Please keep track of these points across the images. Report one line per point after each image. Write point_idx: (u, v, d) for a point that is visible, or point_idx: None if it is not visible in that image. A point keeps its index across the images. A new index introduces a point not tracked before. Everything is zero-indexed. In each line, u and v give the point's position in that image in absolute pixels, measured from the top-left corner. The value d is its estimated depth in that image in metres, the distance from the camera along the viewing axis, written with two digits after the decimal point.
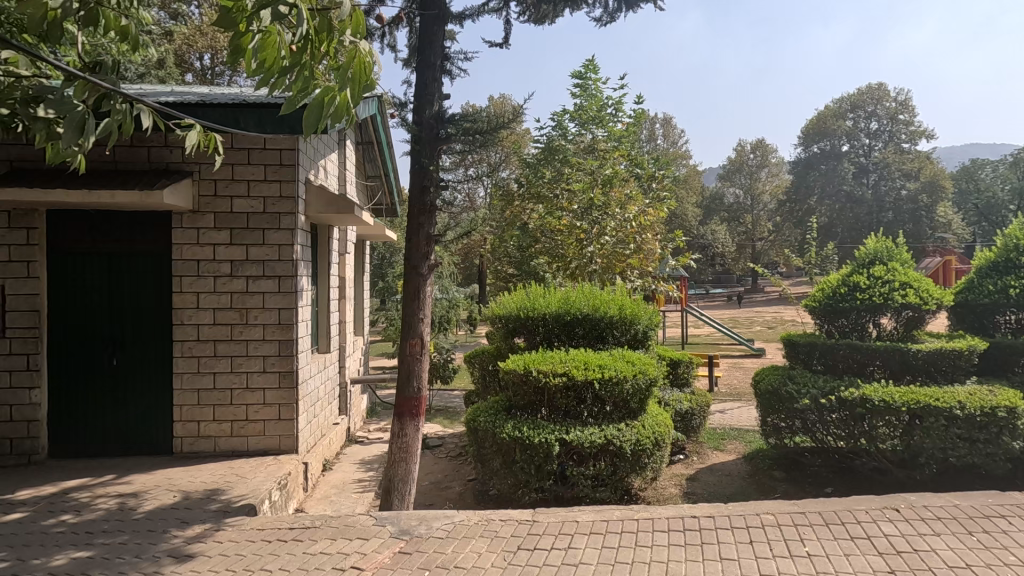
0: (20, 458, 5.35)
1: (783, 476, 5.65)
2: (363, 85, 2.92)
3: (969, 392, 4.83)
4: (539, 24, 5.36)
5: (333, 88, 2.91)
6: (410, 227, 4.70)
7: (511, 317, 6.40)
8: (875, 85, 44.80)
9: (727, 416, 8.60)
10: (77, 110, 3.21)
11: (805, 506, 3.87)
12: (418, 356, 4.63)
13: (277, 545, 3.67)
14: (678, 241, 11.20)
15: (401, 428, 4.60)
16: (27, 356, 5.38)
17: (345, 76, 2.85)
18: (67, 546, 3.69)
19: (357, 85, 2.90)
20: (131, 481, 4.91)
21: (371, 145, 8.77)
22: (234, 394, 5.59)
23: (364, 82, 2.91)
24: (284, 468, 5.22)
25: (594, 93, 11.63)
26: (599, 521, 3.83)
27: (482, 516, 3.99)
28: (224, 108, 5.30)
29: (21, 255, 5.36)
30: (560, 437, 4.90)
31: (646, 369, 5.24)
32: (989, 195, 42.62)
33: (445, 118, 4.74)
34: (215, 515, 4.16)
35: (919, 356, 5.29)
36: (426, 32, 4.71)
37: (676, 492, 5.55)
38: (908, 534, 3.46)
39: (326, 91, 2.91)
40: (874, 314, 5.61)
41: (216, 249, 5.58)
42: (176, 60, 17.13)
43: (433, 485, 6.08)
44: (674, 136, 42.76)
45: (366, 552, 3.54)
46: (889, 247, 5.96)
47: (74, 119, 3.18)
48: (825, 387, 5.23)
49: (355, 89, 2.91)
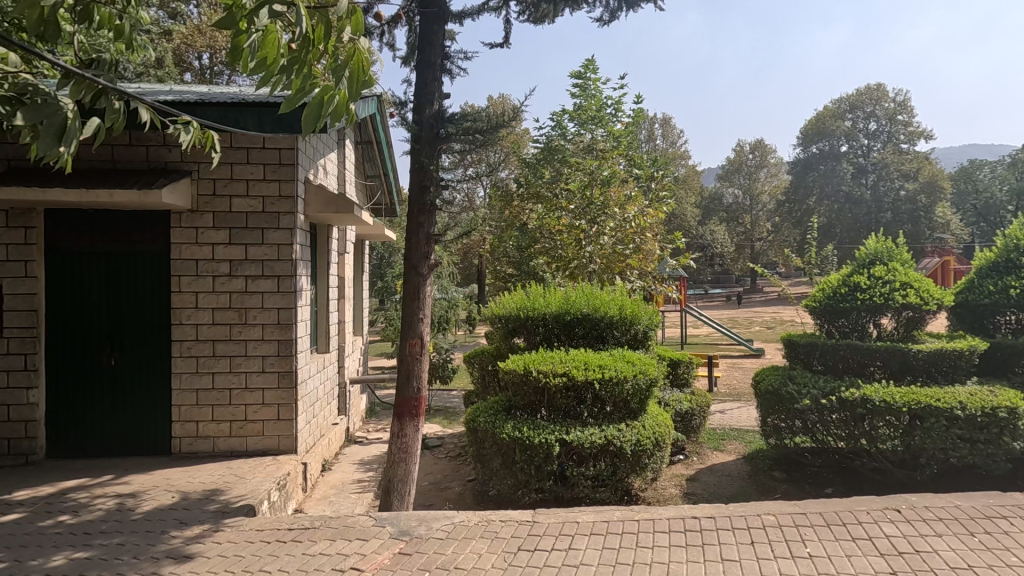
0: (18, 458, 5.33)
1: (783, 476, 5.64)
2: (362, 82, 2.88)
3: (970, 392, 4.83)
4: (539, 23, 5.34)
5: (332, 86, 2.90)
6: (410, 227, 4.68)
7: (511, 317, 6.39)
8: (874, 85, 44.86)
9: (727, 416, 8.60)
10: (57, 116, 3.15)
11: (806, 506, 3.86)
12: (418, 356, 4.61)
13: (276, 546, 3.65)
14: (678, 240, 11.19)
15: (401, 428, 4.58)
16: (25, 356, 5.36)
17: (342, 71, 2.83)
18: (66, 546, 3.68)
19: (357, 80, 2.86)
20: (130, 481, 4.89)
21: (371, 145, 8.76)
22: (233, 394, 5.57)
23: (363, 77, 2.88)
24: (284, 468, 5.21)
25: (594, 93, 11.62)
26: (599, 522, 3.81)
27: (482, 517, 3.97)
28: (223, 107, 5.28)
29: (19, 255, 5.34)
30: (560, 438, 4.89)
31: (646, 369, 5.23)
32: (988, 195, 42.71)
33: (445, 117, 4.72)
34: (213, 515, 4.15)
35: (919, 357, 5.28)
36: (426, 31, 4.70)
37: (676, 492, 5.54)
38: (910, 535, 3.45)
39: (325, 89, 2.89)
40: (874, 314, 5.60)
41: (215, 249, 5.56)
42: (175, 60, 17.11)
43: (433, 486, 6.07)
44: (673, 136, 42.79)
45: (366, 553, 3.52)
46: (890, 247, 5.95)
47: (53, 125, 3.13)
48: (825, 387, 5.22)
49: (354, 84, 2.87)
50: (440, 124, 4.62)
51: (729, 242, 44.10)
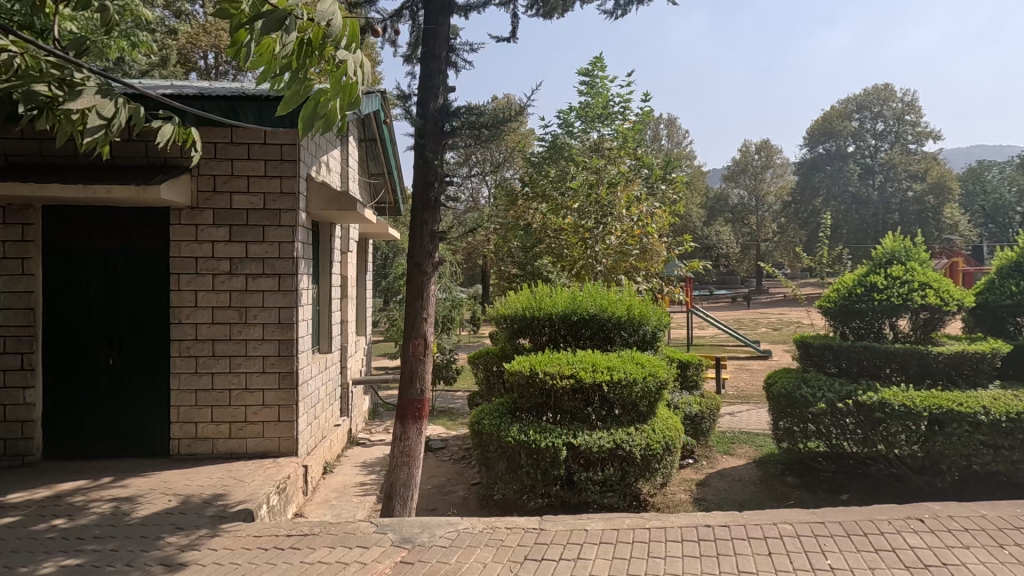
0: (14, 459, 5.23)
1: (797, 482, 5.48)
2: (352, 100, 2.82)
3: (993, 397, 4.66)
4: (548, 18, 5.21)
5: (327, 91, 2.76)
6: (414, 224, 4.53)
7: (517, 317, 6.26)
8: (881, 86, 44.72)
9: (736, 419, 8.45)
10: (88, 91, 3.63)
11: (825, 515, 3.71)
12: (421, 357, 4.48)
13: (273, 554, 3.53)
14: (686, 240, 11.04)
15: (403, 432, 4.45)
16: (21, 355, 5.25)
17: (338, 87, 2.70)
18: (57, 552, 3.56)
19: (346, 98, 2.77)
20: (127, 483, 4.77)
21: (375, 143, 8.64)
22: (232, 395, 5.45)
23: (353, 96, 2.79)
24: (284, 471, 5.09)
25: (601, 91, 11.48)
26: (609, 530, 3.68)
27: (487, 524, 3.84)
28: (224, 101, 5.16)
29: (15, 252, 5.23)
30: (567, 441, 4.75)
31: (656, 371, 5.08)
32: (996, 197, 43.03)
33: (450, 111, 4.58)
34: (210, 520, 4.02)
35: (939, 360, 5.12)
36: (430, 23, 4.56)
37: (686, 498, 5.39)
38: (936, 546, 3.29)
39: (322, 92, 2.76)
40: (891, 315, 5.45)
41: (215, 246, 5.45)
42: (181, 59, 17.04)
43: (436, 490, 5.94)
44: (678, 136, 42.63)
45: (366, 561, 3.39)
46: (907, 246, 5.79)
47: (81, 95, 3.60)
48: (842, 391, 5.05)
49: (346, 102, 2.79)
50: (445, 118, 4.47)
51: (735, 243, 43.88)
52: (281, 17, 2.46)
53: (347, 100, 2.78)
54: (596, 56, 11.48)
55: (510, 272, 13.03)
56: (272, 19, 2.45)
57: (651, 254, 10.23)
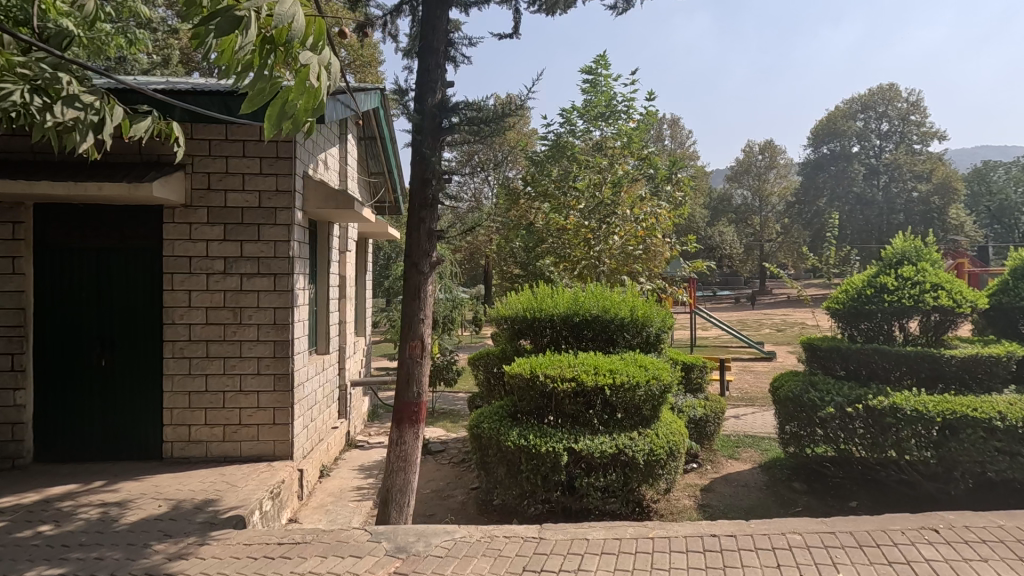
0: (4, 462, 5.13)
1: (804, 488, 5.34)
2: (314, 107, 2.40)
3: (1009, 402, 4.51)
4: (550, 14, 5.08)
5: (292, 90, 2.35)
6: (411, 223, 4.40)
7: (518, 318, 6.13)
8: (886, 86, 44.55)
9: (740, 421, 8.32)
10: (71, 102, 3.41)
11: (836, 525, 3.57)
12: (418, 359, 4.35)
13: (263, 563, 3.42)
14: (690, 240, 10.88)
15: (400, 436, 4.32)
16: (11, 356, 5.15)
17: (300, 86, 2.29)
18: (41, 561, 3.44)
19: (310, 101, 2.36)
20: (118, 488, 4.66)
21: (374, 141, 8.54)
22: (226, 397, 5.34)
23: (318, 100, 2.38)
24: (278, 475, 4.98)
25: (604, 89, 11.33)
26: (612, 540, 3.54)
27: (485, 532, 3.72)
28: (218, 97, 5.04)
29: (6, 251, 5.13)
30: (568, 446, 4.62)
31: (660, 374, 4.95)
32: (1001, 198, 42.79)
33: (448, 107, 4.45)
34: (200, 527, 3.90)
35: (951, 363, 4.98)
36: (428, 16, 4.43)
37: (690, 504, 5.25)
38: (953, 559, 3.16)
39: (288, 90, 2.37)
40: (901, 316, 5.31)
41: (209, 245, 5.34)
42: (183, 59, 16.97)
43: (434, 494, 5.81)
44: (682, 137, 42.44)
45: (359, 572, 3.27)
46: (917, 246, 5.65)
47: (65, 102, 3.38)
48: (851, 395, 4.92)
49: (310, 106, 2.36)
50: (444, 112, 4.34)
51: (739, 244, 43.70)
52: (237, 18, 2.16)
53: (308, 106, 2.36)
54: (599, 54, 11.34)
55: (513, 272, 12.93)
56: (226, 18, 2.15)
57: (654, 254, 10.13)
